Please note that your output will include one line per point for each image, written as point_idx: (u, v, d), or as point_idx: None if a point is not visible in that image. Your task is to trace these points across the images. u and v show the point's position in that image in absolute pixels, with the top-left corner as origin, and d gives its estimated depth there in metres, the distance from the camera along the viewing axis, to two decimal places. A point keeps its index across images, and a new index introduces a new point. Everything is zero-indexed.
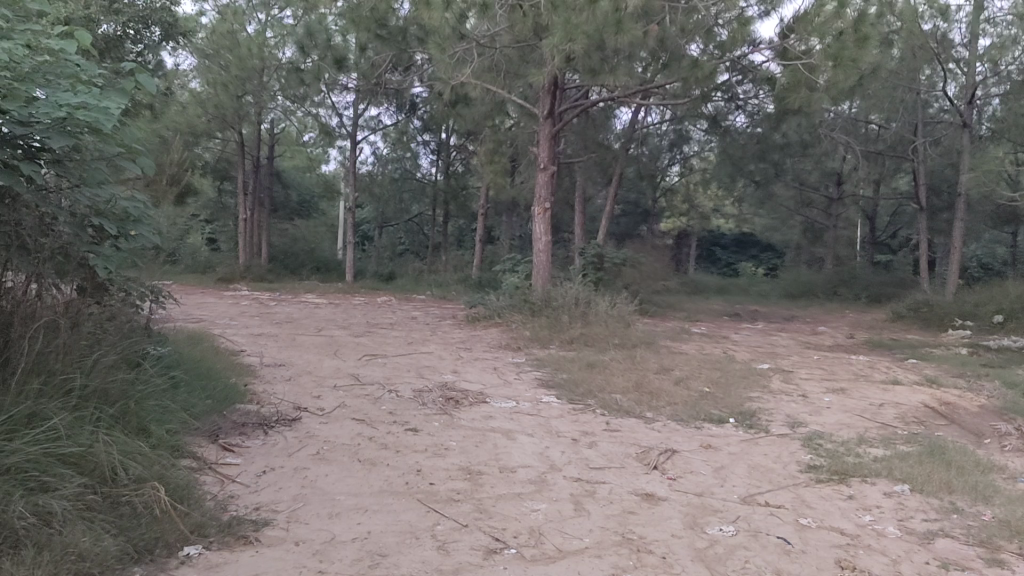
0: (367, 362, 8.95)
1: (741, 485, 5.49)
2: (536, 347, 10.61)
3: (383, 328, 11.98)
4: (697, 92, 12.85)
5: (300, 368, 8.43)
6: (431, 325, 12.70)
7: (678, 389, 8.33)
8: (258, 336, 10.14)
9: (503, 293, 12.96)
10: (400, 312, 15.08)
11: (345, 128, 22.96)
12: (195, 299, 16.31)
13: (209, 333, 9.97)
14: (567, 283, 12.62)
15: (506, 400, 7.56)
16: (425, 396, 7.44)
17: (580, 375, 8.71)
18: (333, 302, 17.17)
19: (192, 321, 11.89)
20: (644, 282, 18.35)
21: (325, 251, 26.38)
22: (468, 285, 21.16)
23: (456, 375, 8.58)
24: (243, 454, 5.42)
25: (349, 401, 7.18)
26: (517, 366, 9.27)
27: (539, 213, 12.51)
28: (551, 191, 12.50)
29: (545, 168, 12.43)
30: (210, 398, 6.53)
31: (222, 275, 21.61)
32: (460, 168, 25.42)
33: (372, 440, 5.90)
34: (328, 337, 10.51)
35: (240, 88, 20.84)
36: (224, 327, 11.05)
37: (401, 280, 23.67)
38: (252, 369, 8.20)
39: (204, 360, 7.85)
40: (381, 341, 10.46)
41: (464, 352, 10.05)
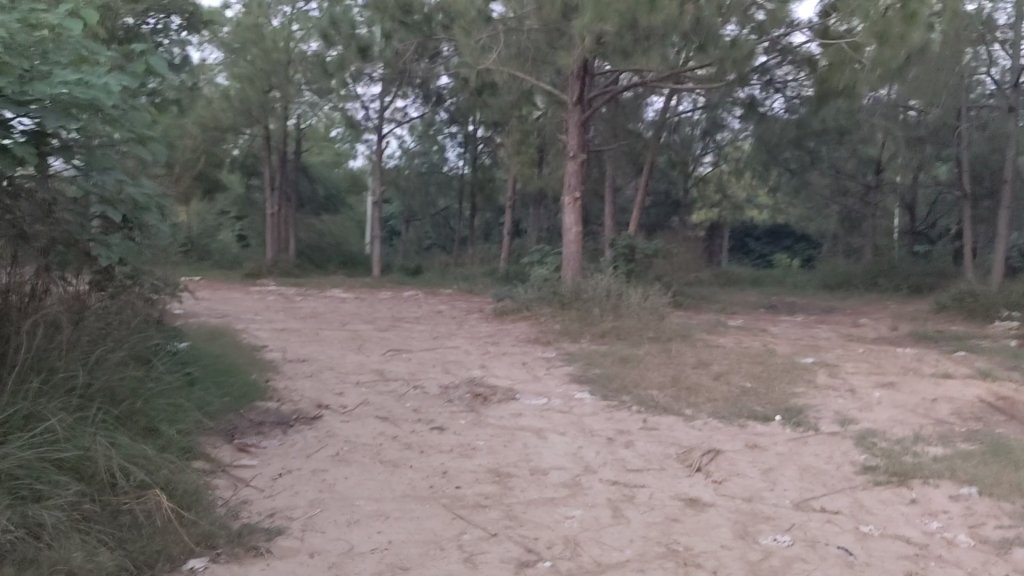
0: (391, 358, 8.60)
1: (793, 488, 5.09)
2: (566, 340, 10.22)
3: (409, 322, 11.65)
4: (733, 75, 12.40)
5: (320, 364, 8.11)
6: (458, 319, 12.34)
7: (717, 384, 7.92)
8: (280, 331, 9.84)
9: (532, 285, 12.57)
10: (426, 306, 14.74)
11: (371, 121, 22.67)
12: (221, 294, 16.09)
13: (231, 328, 9.68)
14: (598, 275, 12.20)
15: (537, 397, 7.19)
16: (451, 393, 7.09)
17: (614, 371, 8.31)
18: (359, 296, 16.88)
19: (214, 316, 11.62)
20: (677, 274, 17.88)
21: (351, 246, 26.15)
22: (496, 278, 20.79)
23: (484, 370, 8.22)
24: (260, 455, 5.00)
25: (371, 398, 6.83)
26: (547, 361, 8.88)
27: (569, 202, 12.10)
28: (581, 180, 12.09)
29: (575, 156, 12.02)
30: (228, 395, 6.22)
31: (248, 271, 21.41)
32: (487, 160, 25.07)
33: (395, 440, 5.55)
34: (352, 332, 10.18)
35: (266, 80, 20.59)
36: (246, 322, 10.77)
37: (428, 274, 23.36)
38: (272, 364, 7.88)
39: (222, 356, 7.52)
40: (407, 336, 10.11)
41: (492, 346, 9.69)
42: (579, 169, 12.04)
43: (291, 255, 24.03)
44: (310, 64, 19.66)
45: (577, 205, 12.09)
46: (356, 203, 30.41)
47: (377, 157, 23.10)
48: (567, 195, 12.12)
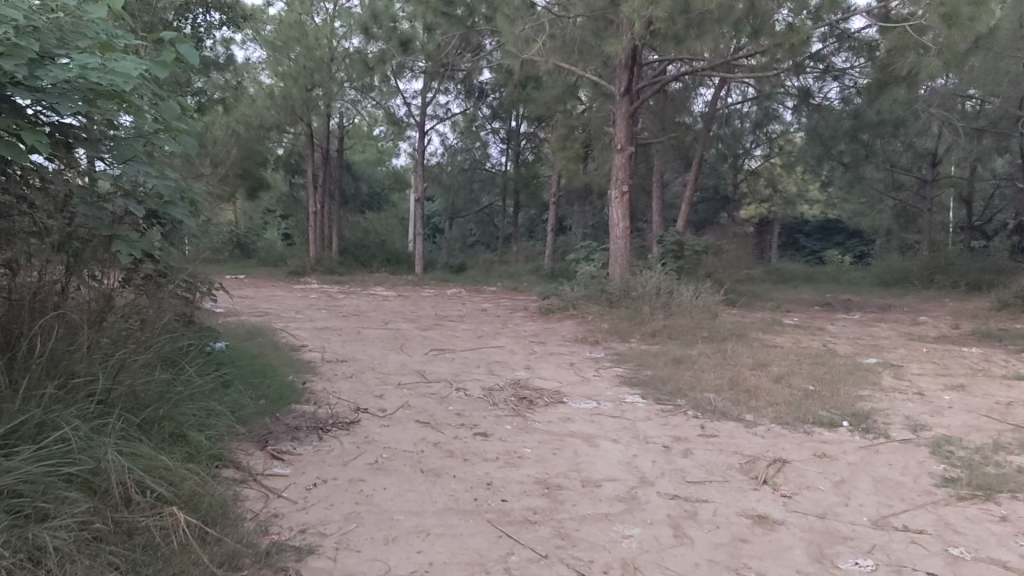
0: (433, 358, 8.29)
1: (869, 504, 4.66)
2: (615, 340, 9.83)
3: (452, 320, 11.36)
4: (788, 62, 11.86)
5: (361, 364, 7.83)
6: (502, 317, 12.02)
7: (778, 387, 7.47)
8: (320, 330, 9.60)
9: (579, 283, 12.19)
10: (470, 304, 14.45)
11: (414, 117, 22.45)
12: (264, 293, 15.98)
13: (271, 327, 9.47)
14: (647, 272, 11.76)
15: (586, 400, 6.82)
16: (496, 396, 6.75)
17: (667, 372, 7.91)
18: (402, 294, 16.65)
19: (255, 315, 11.43)
20: (727, 271, 17.36)
21: (395, 243, 26.01)
22: (540, 275, 20.45)
23: (531, 371, 7.87)
24: (293, 463, 4.72)
25: (413, 401, 6.52)
26: (596, 362, 8.50)
27: (616, 197, 11.67)
28: (629, 173, 11.64)
29: (622, 149, 11.59)
30: (263, 398, 5.93)
31: (292, 269, 21.35)
32: (531, 156, 24.74)
33: (437, 447, 5.22)
34: (394, 331, 9.91)
35: (307, 78, 20.48)
36: (287, 320, 10.57)
37: (471, 272, 23.10)
38: (311, 364, 7.61)
39: (259, 357, 7.25)
40: (450, 335, 9.80)
41: (538, 346, 9.34)
42: (627, 162, 11.61)
43: (335, 252, 23.94)
44: (352, 60, 19.50)
45: (625, 199, 11.65)
46: (399, 201, 30.27)
47: (420, 153, 22.89)
48: (614, 190, 11.70)
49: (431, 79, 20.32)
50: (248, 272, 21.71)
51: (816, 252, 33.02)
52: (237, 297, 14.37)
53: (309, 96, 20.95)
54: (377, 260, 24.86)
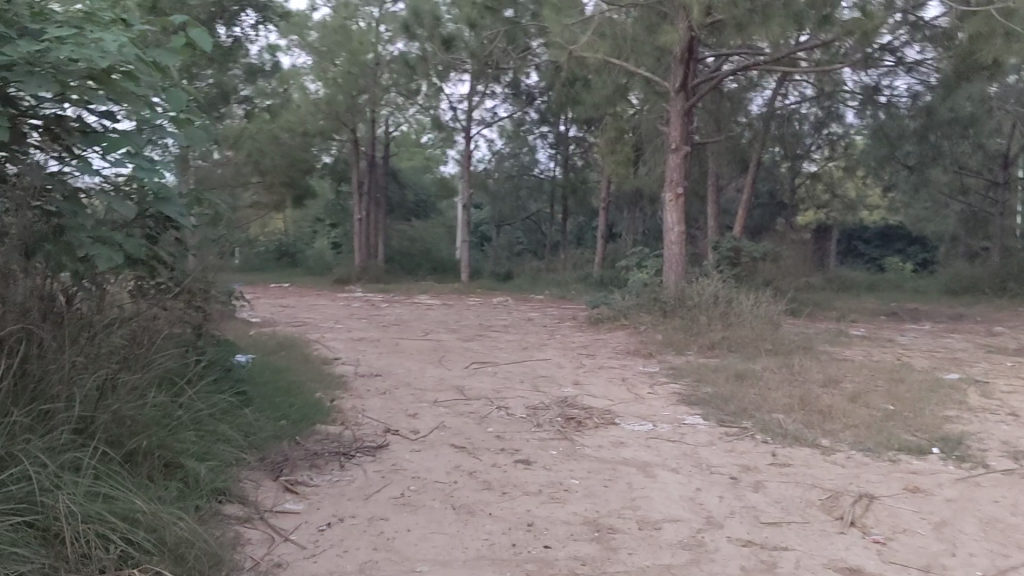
0: (474, 372, 7.70)
1: (980, 553, 3.94)
2: (670, 352, 9.14)
3: (496, 331, 10.77)
4: (859, 54, 11.05)
5: (396, 379, 7.27)
6: (549, 327, 11.39)
7: (854, 407, 6.72)
8: (355, 341, 9.06)
9: (630, 291, 11.51)
10: (515, 313, 13.83)
11: (460, 122, 21.94)
12: (305, 302, 15.57)
13: (305, 338, 8.96)
14: (704, 279, 11.03)
15: (640, 421, 6.16)
16: (540, 415, 6.13)
17: (730, 390, 7.20)
18: (446, 303, 16.10)
19: (292, 324, 10.98)
20: (786, 278, 16.51)
21: (441, 251, 25.55)
22: (589, 283, 19.77)
23: (578, 388, 7.24)
24: (308, 496, 4.15)
25: (450, 421, 5.92)
26: (650, 378, 7.82)
27: (670, 200, 10.96)
28: (684, 175, 10.93)
29: (677, 149, 10.87)
30: (284, 418, 5.40)
31: (337, 277, 21.01)
32: (580, 161, 24.09)
33: (473, 477, 4.62)
34: (434, 342, 9.34)
35: (352, 83, 20.16)
36: (323, 331, 10.07)
37: (519, 280, 22.53)
38: (342, 379, 7.07)
39: (283, 372, 6.71)
40: (492, 346, 9.20)
41: (587, 359, 8.69)
42: (682, 164, 10.90)
43: (380, 260, 23.56)
44: (396, 65, 19.10)
45: (680, 203, 10.94)
46: (446, 208, 29.83)
47: (465, 158, 22.38)
48: (668, 192, 10.98)
49: (474, 81, 19.82)
50: (293, 281, 21.41)
51: (876, 259, 31.76)
52: (278, 306, 13.98)
53: (355, 102, 20.60)
54: (423, 267, 24.41)
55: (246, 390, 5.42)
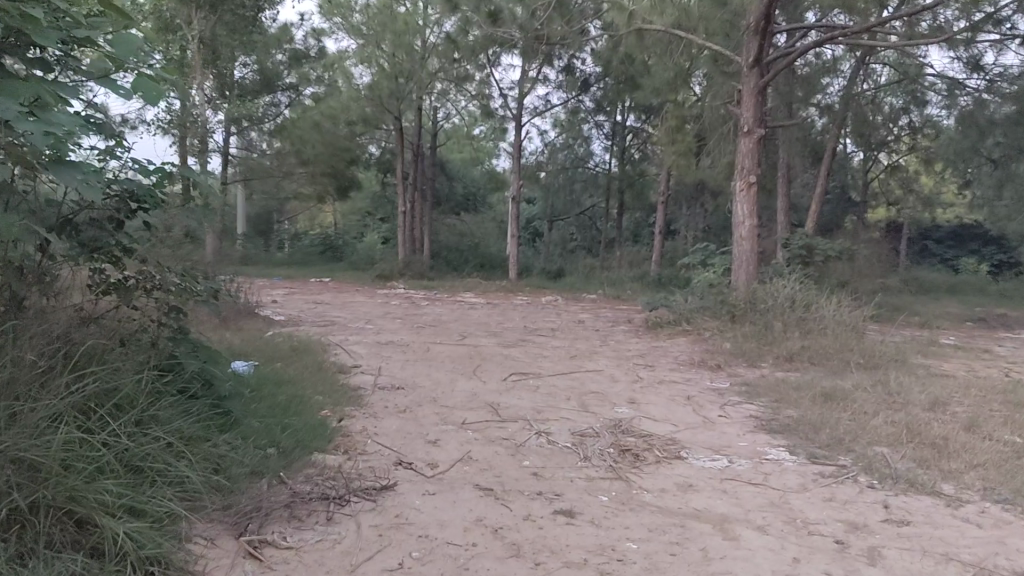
0: (514, 387, 6.60)
1: None
2: (741, 365, 7.94)
3: (542, 335, 9.68)
4: (965, 20, 9.66)
5: (422, 394, 6.21)
6: (602, 332, 10.24)
7: (976, 440, 5.47)
8: (382, 345, 8.04)
9: (693, 292, 10.29)
10: (565, 315, 12.69)
11: (509, 110, 20.87)
12: (341, 299, 14.65)
13: (325, 342, 7.96)
14: (778, 280, 9.76)
15: (712, 455, 5.00)
16: (589, 446, 5.01)
17: (822, 415, 5.99)
18: (491, 301, 15.04)
19: (319, 324, 10.01)
20: (861, 279, 15.09)
21: (490, 246, 24.52)
22: (645, 283, 18.55)
23: (636, 408, 6.11)
24: (272, 566, 3.12)
25: (479, 452, 4.84)
26: (720, 396, 6.64)
27: (741, 189, 9.72)
28: (757, 162, 9.69)
29: (749, 132, 9.64)
30: (273, 448, 4.38)
31: (380, 272, 20.12)
32: (637, 154, 22.85)
33: (499, 538, 3.53)
34: (472, 348, 8.27)
35: (398, 68, 19.31)
36: (348, 333, 9.07)
37: (570, 277, 21.39)
38: (358, 394, 6.02)
39: (287, 384, 5.70)
40: (536, 354, 8.10)
41: (646, 371, 7.54)
42: (756, 149, 9.66)
43: (426, 255, 22.63)
44: (443, 48, 18.11)
45: (753, 193, 9.69)
46: (497, 202, 28.77)
47: (516, 149, 21.33)
48: (739, 181, 9.75)
49: (525, 63, 18.77)
50: (336, 275, 20.60)
51: (950, 260, 29.83)
52: (311, 304, 13.09)
53: (401, 89, 19.67)
54: (471, 263, 23.38)
55: (232, 409, 4.47)
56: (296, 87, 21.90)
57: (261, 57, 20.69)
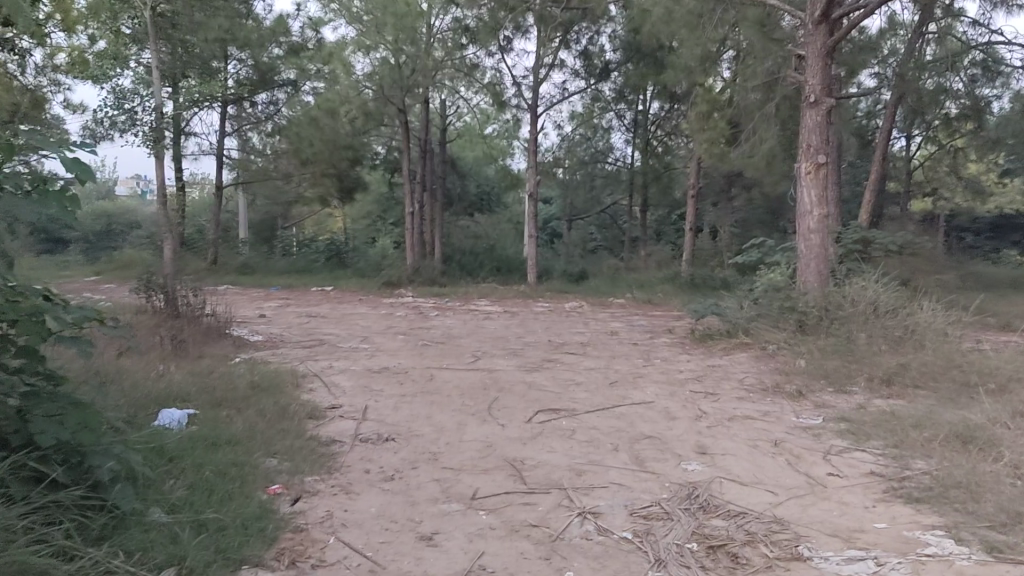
0: (542, 434, 4.93)
1: None
2: (828, 391, 6.25)
3: (570, 353, 8.01)
4: None
5: (416, 449, 4.56)
6: (642, 347, 8.56)
7: None
8: (372, 375, 6.39)
9: (748, 296, 8.59)
10: (592, 325, 11.01)
11: (523, 99, 19.12)
12: (338, 311, 13.02)
13: (300, 373, 6.33)
14: (854, 279, 8.04)
15: (843, 551, 3.34)
16: (659, 540, 3.35)
17: (971, 467, 4.30)
18: (507, 310, 13.33)
19: (302, 345, 8.38)
20: (925, 276, 13.33)
21: (506, 248, 22.84)
22: (677, 286, 16.83)
23: (710, 463, 4.44)
24: None
25: (494, 556, 3.21)
26: (817, 442, 4.95)
27: (806, 172, 7.98)
28: (825, 139, 7.99)
29: (817, 103, 7.95)
30: (177, 561, 2.92)
31: (387, 279, 18.44)
32: (661, 145, 21.13)
33: None
34: (486, 375, 6.61)
35: (402, 56, 17.66)
36: (335, 357, 7.43)
37: (594, 280, 19.68)
38: (327, 453, 4.39)
39: (233, 447, 4.15)
40: (565, 382, 6.43)
41: (710, 403, 5.86)
42: (823, 123, 7.96)
43: (437, 259, 20.96)
44: None
45: (821, 175, 7.94)
46: (512, 202, 27.08)
47: (531, 143, 19.61)
48: (804, 161, 8.04)
49: (541, 46, 17.09)
50: (340, 284, 18.94)
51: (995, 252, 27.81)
52: (305, 320, 11.47)
53: (410, 81, 18.01)
54: (486, 268, 21.30)
55: (117, 500, 3.06)
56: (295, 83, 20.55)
57: (256, 51, 19.31)
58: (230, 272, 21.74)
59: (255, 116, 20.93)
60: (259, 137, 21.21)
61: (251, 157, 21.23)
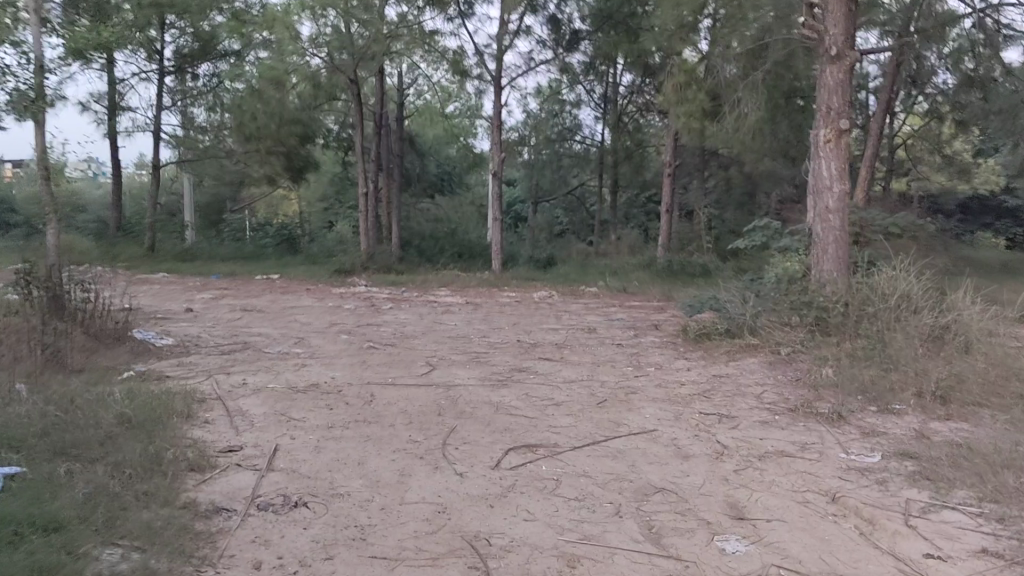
0: (514, 489, 3.58)
1: None
2: (870, 414, 4.99)
3: (544, 358, 6.66)
4: None
5: (337, 521, 3.19)
6: (628, 347, 7.26)
7: None
8: (294, 395, 4.98)
9: (752, 288, 7.29)
10: (566, 319, 9.66)
11: (487, 71, 17.62)
12: (280, 303, 11.56)
13: (199, 395, 4.90)
14: (879, 267, 6.77)
15: None
16: None
17: None
18: (471, 301, 11.92)
19: (220, 349, 6.95)
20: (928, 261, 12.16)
21: (468, 232, 21.43)
22: (653, 273, 15.56)
23: (754, 538, 3.14)
24: None
25: None
26: (885, 495, 3.68)
27: (826, 140, 6.72)
28: (847, 101, 6.70)
29: (839, 57, 6.64)
30: None
31: (339, 266, 16.88)
32: (632, 123, 19.81)
33: None
34: (439, 392, 5.23)
35: (353, 24, 16.02)
36: (253, 367, 6.02)
37: (562, 266, 18.36)
38: (205, 533, 3.02)
39: (50, 536, 2.79)
40: (539, 402, 5.08)
41: (730, 431, 4.55)
42: (846, 81, 6.69)
43: (393, 243, 19.47)
44: None
45: (843, 144, 6.70)
46: (475, 184, 25.59)
47: (495, 118, 18.11)
48: (822, 128, 6.74)
49: (504, 11, 15.58)
50: (286, 272, 17.36)
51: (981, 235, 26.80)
52: (237, 315, 10.00)
53: (364, 52, 16.35)
54: (446, 253, 19.73)
55: None
56: (239, 54, 19.00)
57: (194, 18, 17.81)
58: (169, 258, 20.03)
59: (196, 90, 19.31)
60: (203, 113, 19.52)
61: (194, 134, 19.54)
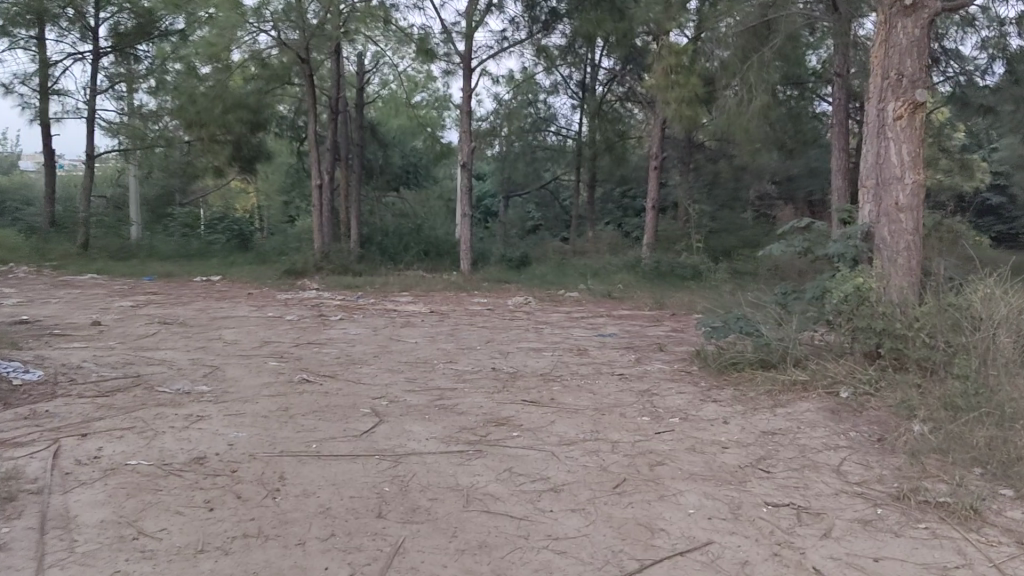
0: None
1: None
2: (1007, 503, 3.44)
3: (527, 400, 5.01)
4: None
5: None
6: (633, 382, 5.63)
7: None
8: (161, 483, 3.30)
9: (791, 303, 5.75)
10: (549, 337, 8.02)
11: (455, 52, 15.96)
12: (211, 314, 9.79)
13: (8, 485, 3.20)
14: (962, 279, 5.28)
15: None
16: None
17: None
18: (437, 311, 10.21)
19: (97, 388, 5.20)
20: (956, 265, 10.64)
21: (434, 228, 19.72)
22: (640, 276, 13.96)
23: None
24: None
25: None
26: None
27: (896, 116, 5.29)
28: (924, 66, 5.31)
29: (914, 7, 5.27)
30: None
31: (290, 268, 15.09)
32: (613, 111, 18.23)
33: None
34: (383, 468, 3.59)
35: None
36: (125, 422, 4.31)
37: (538, 267, 16.71)
38: None
39: None
40: (530, 487, 3.45)
41: (826, 547, 2.98)
42: (922, 40, 5.31)
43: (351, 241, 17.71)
44: None
45: (918, 121, 5.29)
46: (443, 176, 23.89)
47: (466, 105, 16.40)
48: (893, 101, 5.32)
49: None
50: (233, 273, 15.56)
51: None
52: (151, 331, 8.23)
53: (319, 28, 14.60)
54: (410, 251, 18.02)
55: None
56: (184, 32, 17.18)
57: None
58: (104, 257, 18.05)
59: (139, 73, 17.41)
60: (149, 98, 17.59)
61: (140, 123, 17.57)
